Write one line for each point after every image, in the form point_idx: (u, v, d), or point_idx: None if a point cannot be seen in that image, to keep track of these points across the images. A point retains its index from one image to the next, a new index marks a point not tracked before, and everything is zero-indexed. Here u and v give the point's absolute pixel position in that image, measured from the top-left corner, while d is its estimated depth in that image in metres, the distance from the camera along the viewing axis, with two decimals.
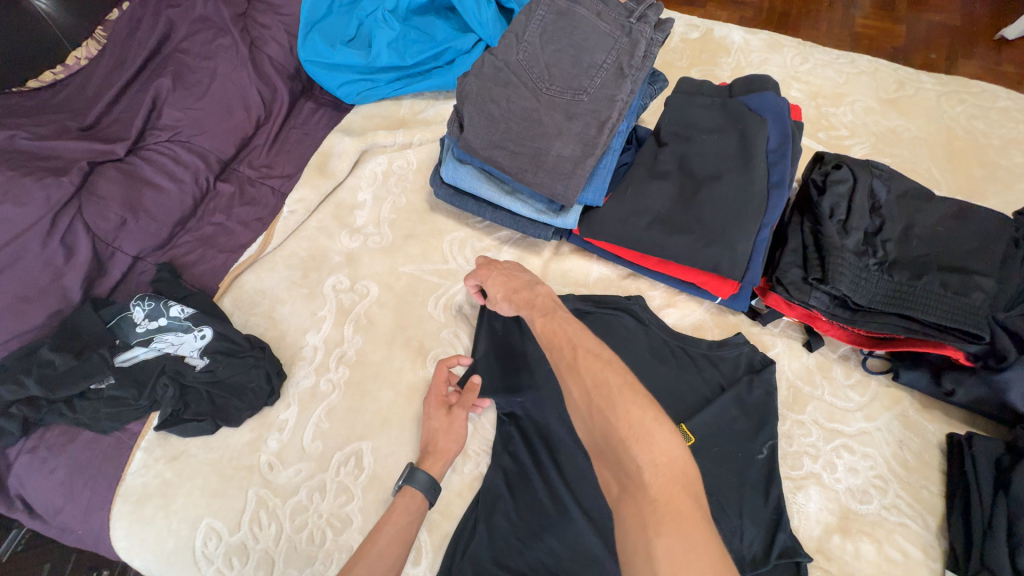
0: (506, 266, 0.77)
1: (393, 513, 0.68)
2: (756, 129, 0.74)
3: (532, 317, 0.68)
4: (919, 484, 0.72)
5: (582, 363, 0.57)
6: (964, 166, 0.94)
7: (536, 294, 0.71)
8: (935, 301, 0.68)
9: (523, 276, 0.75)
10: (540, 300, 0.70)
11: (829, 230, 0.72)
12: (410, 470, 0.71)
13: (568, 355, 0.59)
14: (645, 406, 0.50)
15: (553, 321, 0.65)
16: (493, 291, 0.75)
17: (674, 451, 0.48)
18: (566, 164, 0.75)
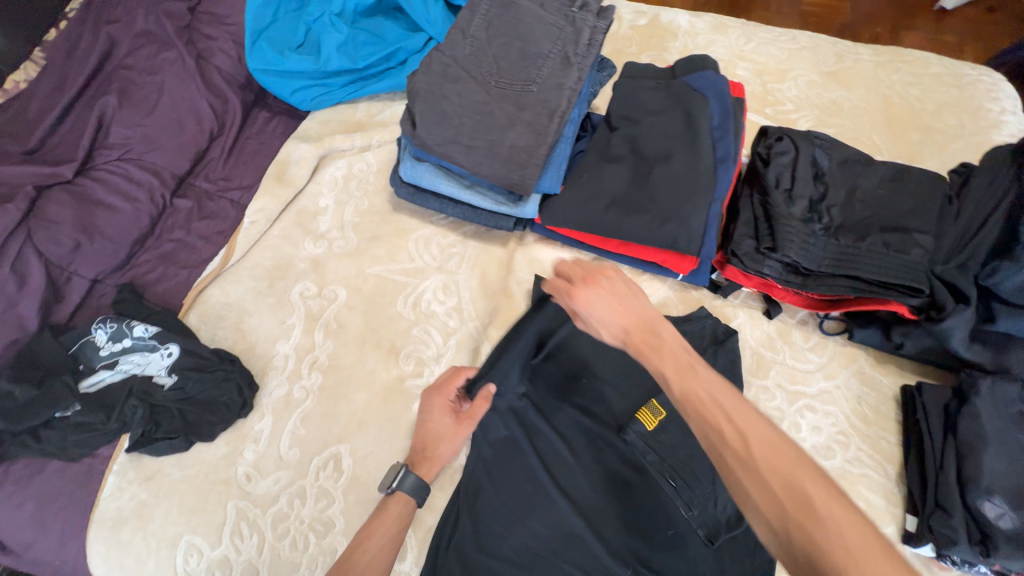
0: (611, 290, 0.62)
1: (381, 511, 0.69)
2: (700, 108, 0.76)
3: (664, 368, 0.56)
4: (878, 436, 0.75)
5: (743, 437, 0.49)
6: (903, 131, 0.99)
7: (663, 341, 0.58)
8: (877, 260, 0.71)
9: (636, 308, 0.61)
10: (669, 349, 0.57)
11: (775, 200, 0.75)
12: (402, 471, 0.71)
13: (719, 420, 0.50)
14: (832, 496, 0.44)
15: (697, 378, 0.54)
16: (603, 320, 0.61)
17: (875, 546, 0.41)
18: (521, 154, 0.76)
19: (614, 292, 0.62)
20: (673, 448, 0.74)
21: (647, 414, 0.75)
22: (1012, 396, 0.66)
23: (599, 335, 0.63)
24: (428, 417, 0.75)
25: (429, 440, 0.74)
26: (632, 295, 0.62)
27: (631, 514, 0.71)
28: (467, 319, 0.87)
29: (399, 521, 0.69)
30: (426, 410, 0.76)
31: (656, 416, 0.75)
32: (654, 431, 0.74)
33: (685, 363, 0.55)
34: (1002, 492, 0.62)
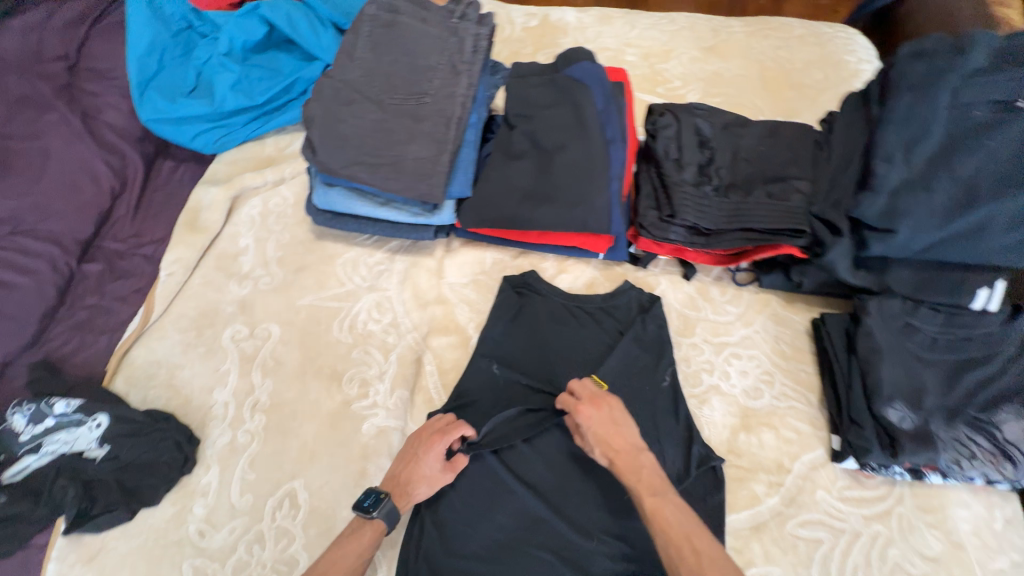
0: (611, 420, 0.68)
1: (352, 531, 0.66)
2: (584, 96, 0.81)
3: (636, 482, 0.64)
4: (797, 369, 0.82)
5: (672, 513, 0.62)
6: (780, 91, 1.08)
7: (641, 468, 0.65)
8: (763, 209, 0.78)
9: (628, 435, 0.67)
10: (647, 473, 0.65)
11: (668, 170, 0.81)
12: (384, 500, 0.67)
13: (653, 499, 0.63)
14: None
15: (652, 476, 0.65)
16: (598, 434, 0.67)
17: None
18: (425, 165, 0.79)
19: (611, 415, 0.69)
20: None
21: None
22: (898, 310, 0.74)
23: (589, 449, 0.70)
24: (421, 457, 0.70)
25: (410, 475, 0.70)
26: (625, 421, 0.68)
27: (589, 487, 0.74)
28: (405, 331, 0.87)
29: (371, 544, 0.66)
30: (418, 448, 0.71)
31: None
32: None
33: (652, 486, 0.64)
34: (901, 397, 0.69)
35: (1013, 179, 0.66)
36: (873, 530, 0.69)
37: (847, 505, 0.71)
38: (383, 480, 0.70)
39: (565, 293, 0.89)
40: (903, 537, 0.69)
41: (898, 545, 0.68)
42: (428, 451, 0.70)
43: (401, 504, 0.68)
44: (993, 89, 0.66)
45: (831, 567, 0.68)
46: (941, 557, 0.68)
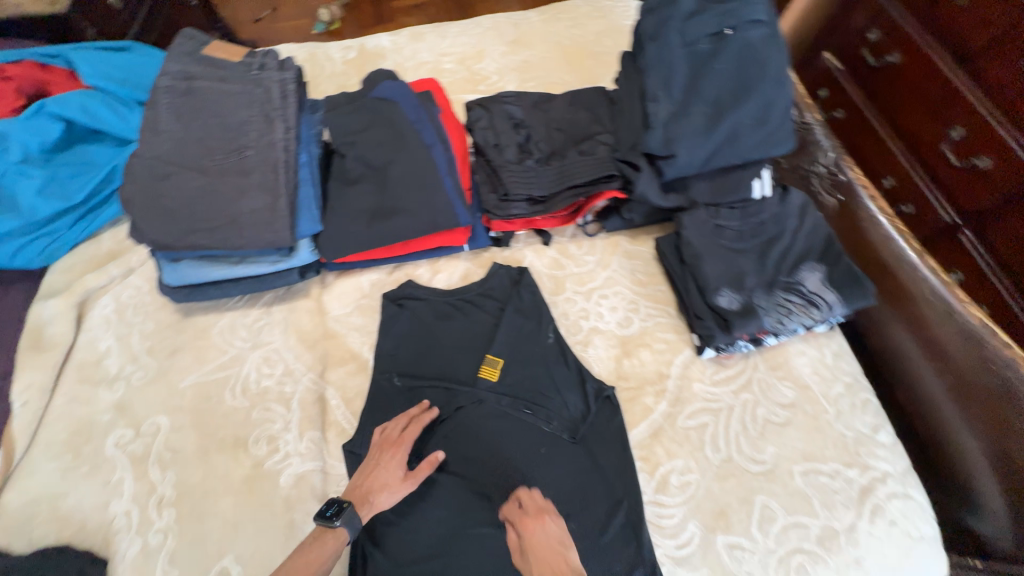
0: (553, 537, 0.64)
1: (315, 539, 0.66)
2: (397, 111, 0.87)
3: None
4: (654, 290, 0.94)
5: None
6: (581, 65, 1.23)
7: None
8: (578, 167, 0.89)
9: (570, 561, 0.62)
10: None
11: (492, 156, 0.90)
12: (348, 508, 0.67)
13: None
14: None
15: None
16: (539, 542, 0.64)
17: None
18: (264, 213, 0.80)
19: (556, 534, 0.65)
20: (519, 383, 0.84)
21: (486, 367, 0.85)
22: (706, 217, 0.87)
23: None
24: (385, 466, 0.73)
25: (373, 484, 0.71)
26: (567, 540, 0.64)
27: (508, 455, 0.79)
28: (301, 376, 0.87)
29: (332, 555, 0.65)
30: (377, 458, 0.74)
31: (494, 366, 0.85)
32: (498, 379, 0.84)
33: None
34: (726, 284, 0.83)
35: (742, 90, 0.81)
36: (742, 399, 0.82)
37: (719, 388, 0.83)
38: (347, 492, 0.71)
39: (443, 291, 0.95)
40: (766, 396, 0.82)
41: (764, 403, 0.81)
42: (390, 460, 0.73)
43: (363, 512, 0.69)
44: (707, 24, 0.82)
45: (718, 442, 0.79)
46: (795, 401, 0.82)
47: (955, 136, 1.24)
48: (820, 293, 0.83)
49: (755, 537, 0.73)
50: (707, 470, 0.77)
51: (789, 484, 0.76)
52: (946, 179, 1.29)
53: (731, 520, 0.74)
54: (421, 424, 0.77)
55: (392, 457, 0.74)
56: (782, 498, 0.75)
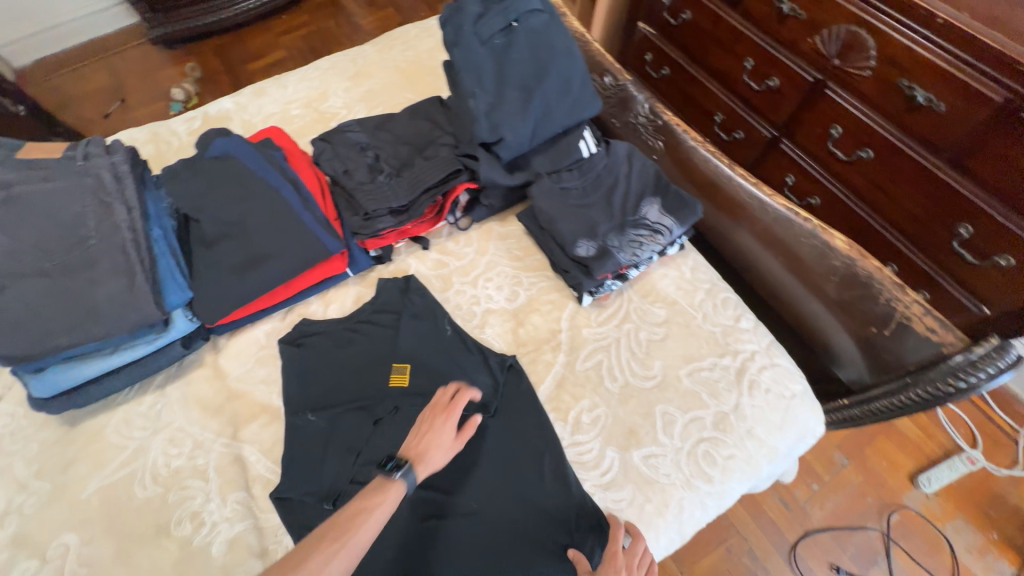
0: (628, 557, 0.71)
1: (374, 490, 0.68)
2: (239, 165, 0.91)
3: None
4: (531, 260, 1.02)
5: None
6: (422, 82, 1.32)
7: None
8: (426, 170, 0.97)
9: None
10: None
11: (347, 182, 0.97)
12: (407, 465, 0.70)
13: None
14: None
15: None
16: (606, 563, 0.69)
17: None
18: (122, 296, 0.79)
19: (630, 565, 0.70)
20: (429, 379, 0.88)
21: (396, 375, 0.88)
22: (550, 184, 0.97)
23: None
24: (438, 429, 0.75)
25: (428, 444, 0.74)
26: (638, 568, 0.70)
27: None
28: (212, 444, 0.86)
29: (391, 506, 0.67)
30: (422, 426, 0.76)
31: (404, 372, 0.89)
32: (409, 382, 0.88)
33: None
34: (581, 237, 0.93)
35: (542, 68, 0.94)
36: (625, 329, 0.92)
37: (604, 326, 0.93)
38: (403, 448, 0.73)
39: (338, 319, 0.98)
40: (643, 320, 0.93)
41: (643, 326, 0.92)
42: (444, 424, 0.76)
43: (420, 469, 0.71)
44: (495, 23, 0.94)
45: (614, 372, 0.88)
46: (667, 317, 0.93)
47: (748, 66, 1.46)
48: (661, 221, 0.95)
49: (663, 441, 0.82)
50: (611, 399, 0.86)
51: (679, 387, 0.86)
52: (755, 103, 1.51)
53: (641, 435, 0.83)
54: (467, 393, 0.79)
55: (441, 419, 0.76)
56: (677, 400, 0.85)
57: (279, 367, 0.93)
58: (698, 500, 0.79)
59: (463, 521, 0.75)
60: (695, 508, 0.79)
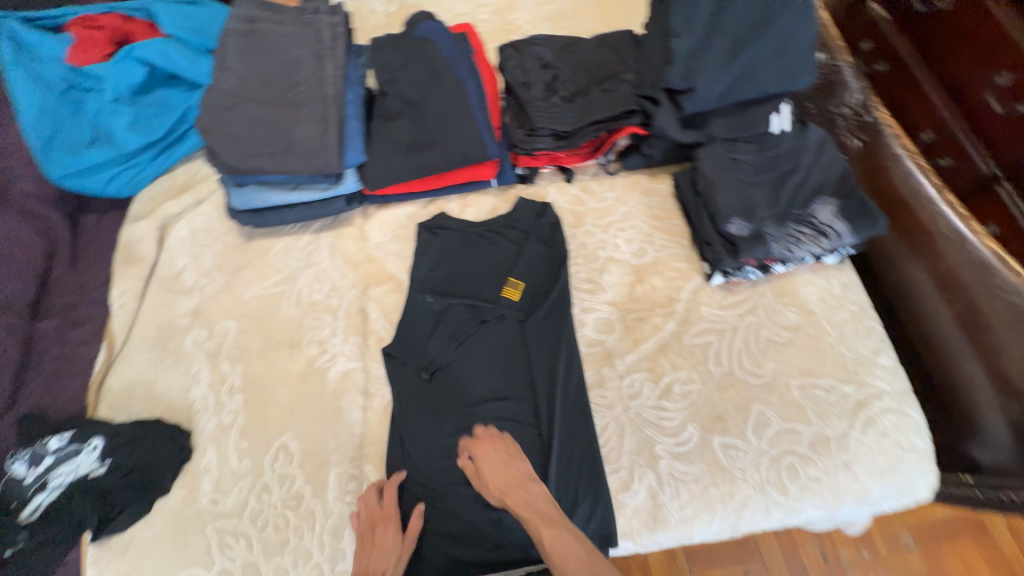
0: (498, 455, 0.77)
1: None
2: (435, 51, 0.97)
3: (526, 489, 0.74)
4: (670, 224, 1.00)
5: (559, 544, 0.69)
6: (613, 13, 1.27)
7: (533, 493, 0.74)
8: (601, 102, 0.95)
9: (523, 469, 0.76)
10: (541, 503, 0.73)
11: (520, 94, 0.98)
12: None
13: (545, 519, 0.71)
14: None
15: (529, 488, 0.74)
16: (486, 475, 0.75)
17: None
18: (315, 141, 0.91)
19: (506, 451, 0.78)
20: (535, 306, 0.92)
21: (509, 289, 0.93)
22: (722, 150, 0.92)
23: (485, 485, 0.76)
24: (378, 539, 0.74)
25: (372, 559, 0.72)
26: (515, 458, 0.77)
27: (515, 372, 0.87)
28: (346, 292, 1.00)
29: None
30: (365, 538, 0.75)
31: (517, 288, 0.93)
32: (520, 299, 0.93)
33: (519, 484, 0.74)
34: (737, 213, 0.87)
35: (765, 23, 0.88)
36: (747, 321, 0.88)
37: (725, 311, 0.90)
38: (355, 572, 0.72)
39: (470, 223, 1.03)
40: (771, 319, 0.88)
41: (768, 325, 0.88)
42: (382, 523, 0.75)
43: None
44: None
45: (721, 357, 0.86)
46: (798, 324, 0.87)
47: None
48: (831, 224, 0.86)
49: (749, 439, 0.80)
50: (709, 381, 0.84)
51: (786, 395, 0.82)
52: None
53: (728, 424, 0.81)
54: (394, 479, 0.80)
55: (375, 520, 0.76)
56: (779, 407, 0.82)
57: (413, 247, 1.03)
58: (763, 504, 0.77)
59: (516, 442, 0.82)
60: (756, 511, 0.77)
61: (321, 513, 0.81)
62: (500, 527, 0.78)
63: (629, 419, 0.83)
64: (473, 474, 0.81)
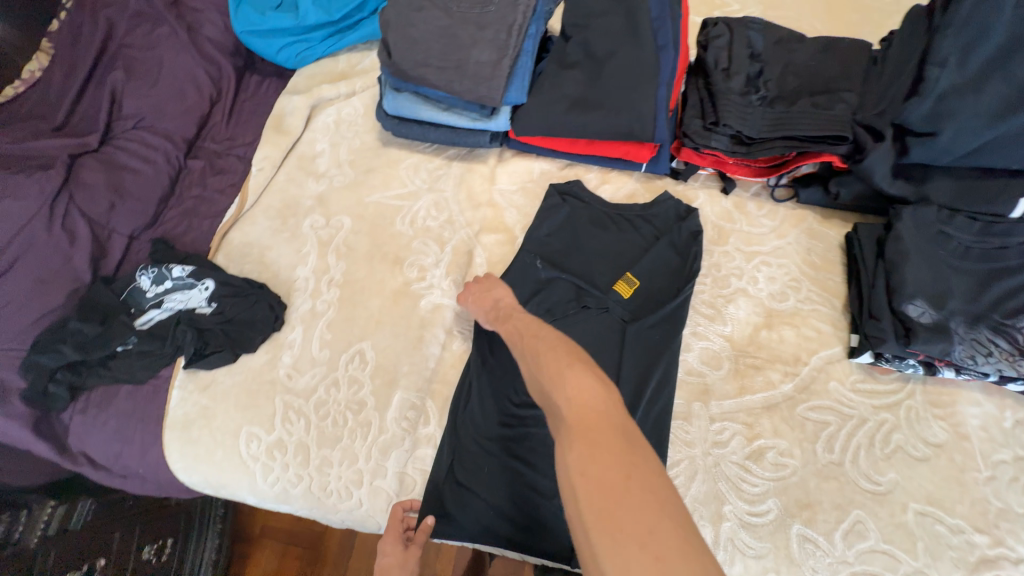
0: (481, 286, 0.81)
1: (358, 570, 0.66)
2: (641, 5, 0.87)
3: (500, 321, 0.73)
4: (826, 278, 0.87)
5: (518, 325, 0.68)
6: (843, 17, 1.08)
7: (505, 305, 0.75)
8: (808, 117, 0.81)
9: (496, 289, 0.79)
10: (506, 308, 0.74)
11: (715, 79, 0.86)
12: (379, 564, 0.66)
13: (513, 325, 0.69)
14: (563, 358, 0.55)
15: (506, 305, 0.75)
16: (471, 313, 0.80)
17: (587, 384, 0.50)
18: (486, 68, 0.87)
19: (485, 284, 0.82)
20: (646, 310, 0.84)
21: (622, 284, 0.86)
22: (933, 217, 0.77)
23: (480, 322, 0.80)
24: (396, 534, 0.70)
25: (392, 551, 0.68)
26: (490, 279, 0.82)
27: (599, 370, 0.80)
28: (459, 227, 0.98)
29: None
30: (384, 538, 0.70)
31: (630, 286, 0.86)
32: (630, 298, 0.85)
33: (496, 299, 0.78)
34: (923, 295, 0.74)
35: None
36: (880, 418, 0.76)
37: (858, 396, 0.78)
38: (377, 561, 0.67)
39: (603, 201, 0.95)
40: (909, 426, 0.75)
41: (904, 431, 0.75)
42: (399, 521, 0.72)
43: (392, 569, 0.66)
44: None
45: (834, 443, 0.75)
46: (943, 443, 0.74)
47: None
48: None
49: (835, 542, 0.70)
50: (809, 462, 0.75)
51: (898, 515, 0.71)
52: None
53: (816, 515, 0.72)
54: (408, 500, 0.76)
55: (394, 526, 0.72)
56: (884, 523, 0.70)
57: (537, 207, 0.97)
58: None
59: None
60: None
61: (376, 427, 0.83)
62: (538, 511, 0.76)
63: (705, 466, 0.76)
64: (528, 450, 0.79)
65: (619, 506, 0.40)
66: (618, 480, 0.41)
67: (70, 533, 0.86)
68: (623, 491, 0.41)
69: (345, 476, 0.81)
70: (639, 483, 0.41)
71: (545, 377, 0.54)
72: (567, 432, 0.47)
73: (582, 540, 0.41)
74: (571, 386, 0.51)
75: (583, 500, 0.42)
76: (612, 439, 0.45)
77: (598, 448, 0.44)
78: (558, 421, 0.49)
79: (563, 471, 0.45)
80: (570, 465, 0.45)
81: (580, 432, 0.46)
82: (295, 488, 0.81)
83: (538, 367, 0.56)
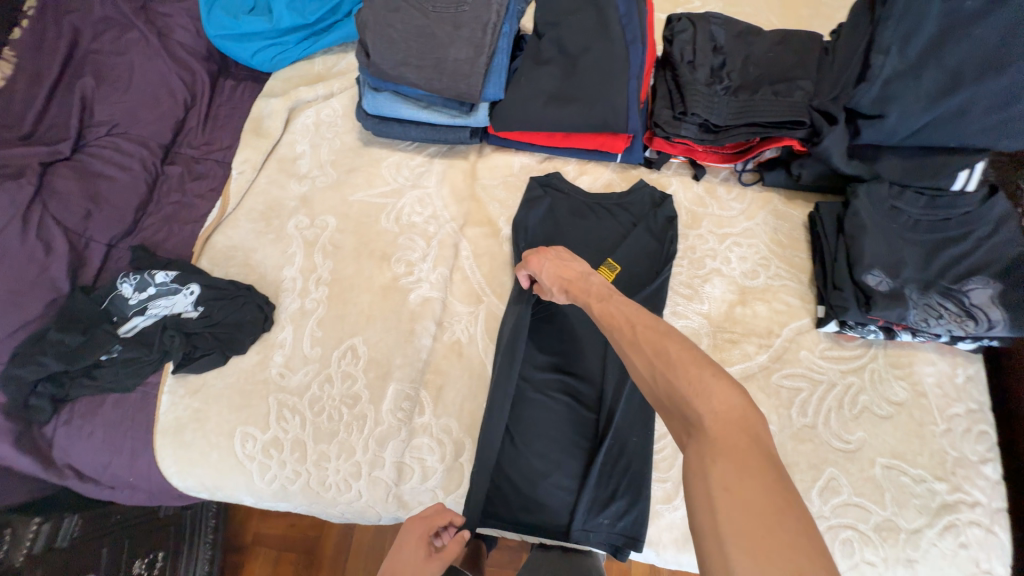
0: (557, 259, 0.76)
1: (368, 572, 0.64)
2: (609, 3, 0.91)
3: (588, 303, 0.65)
4: (793, 255, 0.92)
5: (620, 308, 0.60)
6: (796, 11, 1.15)
7: (592, 283, 0.69)
8: (769, 104, 0.86)
9: (577, 267, 0.74)
10: (596, 288, 0.67)
11: (682, 71, 0.91)
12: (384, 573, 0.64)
13: (610, 308, 0.61)
14: (699, 364, 0.48)
15: (597, 285, 0.68)
16: (546, 281, 0.75)
17: (733, 401, 0.45)
18: (464, 65, 0.89)
19: (560, 258, 0.77)
20: (628, 292, 0.88)
21: (605, 270, 0.88)
22: (884, 193, 0.84)
23: (557, 300, 0.75)
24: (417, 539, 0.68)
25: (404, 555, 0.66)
26: (571, 258, 0.75)
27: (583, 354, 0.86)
28: (445, 222, 1.00)
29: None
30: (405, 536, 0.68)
31: (613, 271, 0.89)
32: (613, 282, 0.89)
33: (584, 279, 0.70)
34: (880, 266, 0.80)
35: (994, 64, 0.77)
36: (847, 381, 0.82)
37: (827, 363, 0.83)
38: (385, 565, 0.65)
39: (583, 191, 0.99)
40: (873, 387, 0.81)
41: (869, 392, 0.81)
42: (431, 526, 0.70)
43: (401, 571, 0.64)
44: None
45: (807, 407, 0.81)
46: (904, 402, 0.80)
47: None
48: (984, 309, 0.76)
49: (812, 500, 0.75)
50: (785, 427, 0.80)
51: (866, 469, 0.76)
52: None
53: (794, 475, 0.77)
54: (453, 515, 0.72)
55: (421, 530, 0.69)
56: (854, 478, 0.76)
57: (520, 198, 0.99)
58: None
59: (563, 420, 0.82)
60: None
61: (372, 419, 0.84)
62: (534, 490, 0.79)
63: None
64: (522, 432, 0.82)
65: (770, 537, 0.37)
66: (769, 512, 0.38)
67: (58, 548, 0.84)
68: (776, 524, 0.38)
69: (343, 469, 0.82)
70: (794, 520, 0.38)
71: (678, 379, 0.48)
72: (708, 448, 0.42)
73: (712, 555, 0.39)
74: (714, 398, 0.45)
75: (725, 518, 0.39)
76: (761, 465, 0.41)
77: (749, 474, 0.40)
78: (692, 428, 0.45)
79: (699, 484, 0.42)
80: (711, 483, 0.41)
81: (728, 452, 0.42)
82: (293, 485, 0.82)
83: (667, 366, 0.49)
